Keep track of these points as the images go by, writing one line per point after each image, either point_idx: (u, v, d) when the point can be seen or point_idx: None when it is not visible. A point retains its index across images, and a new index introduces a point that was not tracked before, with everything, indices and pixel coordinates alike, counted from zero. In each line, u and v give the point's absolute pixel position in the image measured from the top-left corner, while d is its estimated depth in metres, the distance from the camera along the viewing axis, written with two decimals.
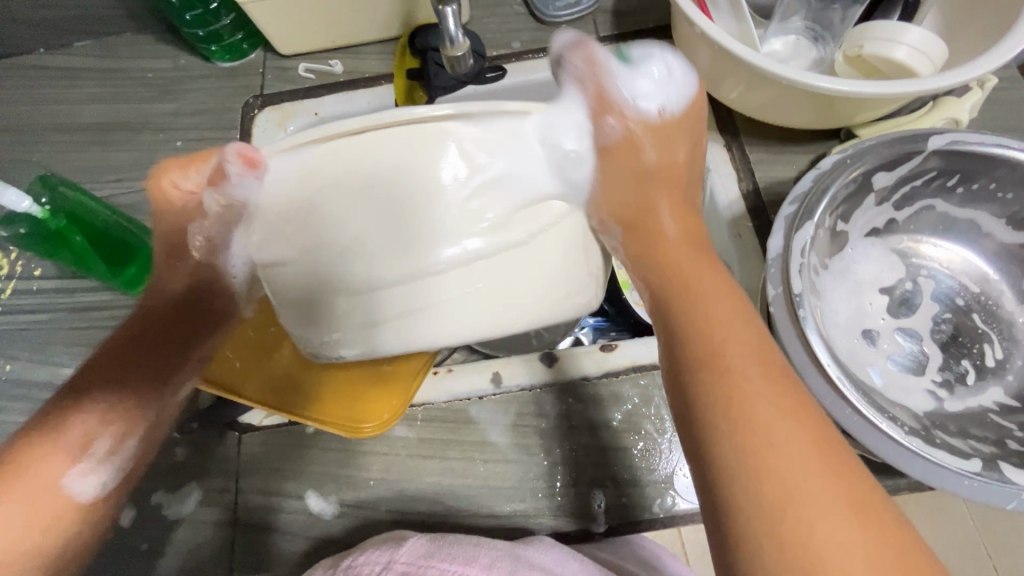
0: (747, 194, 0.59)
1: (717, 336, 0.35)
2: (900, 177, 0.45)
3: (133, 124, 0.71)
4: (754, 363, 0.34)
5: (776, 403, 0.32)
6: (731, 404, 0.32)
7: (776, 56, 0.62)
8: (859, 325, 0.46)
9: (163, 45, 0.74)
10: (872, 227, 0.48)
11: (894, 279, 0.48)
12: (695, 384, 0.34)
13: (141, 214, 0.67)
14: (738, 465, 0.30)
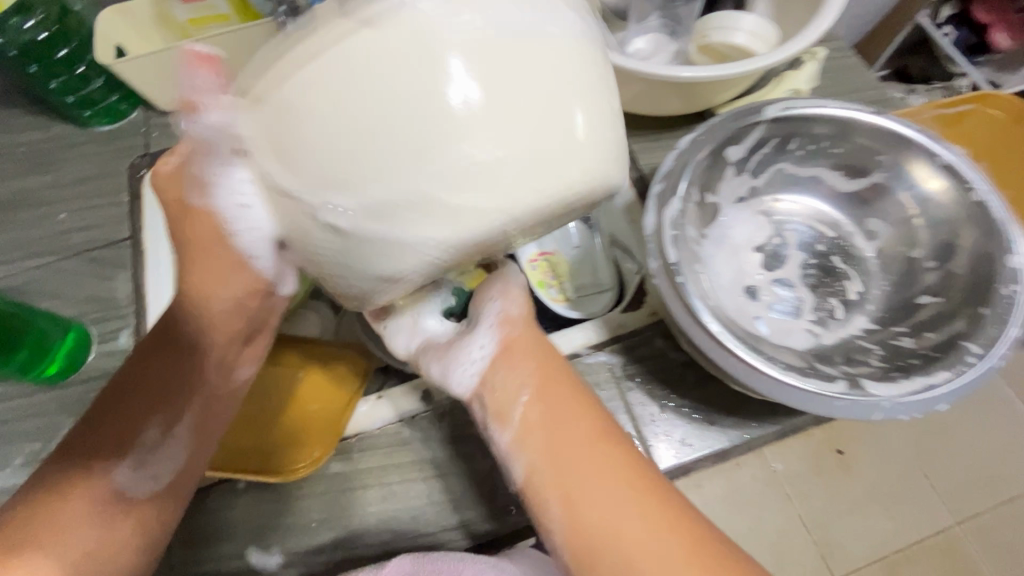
0: (634, 181, 0.63)
1: (575, 502, 0.39)
2: (748, 147, 0.50)
3: (10, 202, 0.67)
4: (616, 484, 0.39)
5: (620, 496, 0.38)
6: (591, 515, 0.38)
7: (638, 54, 0.67)
8: (740, 283, 0.50)
9: (32, 117, 0.71)
10: (737, 195, 0.53)
11: (763, 237, 0.53)
12: (569, 509, 0.39)
13: (29, 294, 0.63)
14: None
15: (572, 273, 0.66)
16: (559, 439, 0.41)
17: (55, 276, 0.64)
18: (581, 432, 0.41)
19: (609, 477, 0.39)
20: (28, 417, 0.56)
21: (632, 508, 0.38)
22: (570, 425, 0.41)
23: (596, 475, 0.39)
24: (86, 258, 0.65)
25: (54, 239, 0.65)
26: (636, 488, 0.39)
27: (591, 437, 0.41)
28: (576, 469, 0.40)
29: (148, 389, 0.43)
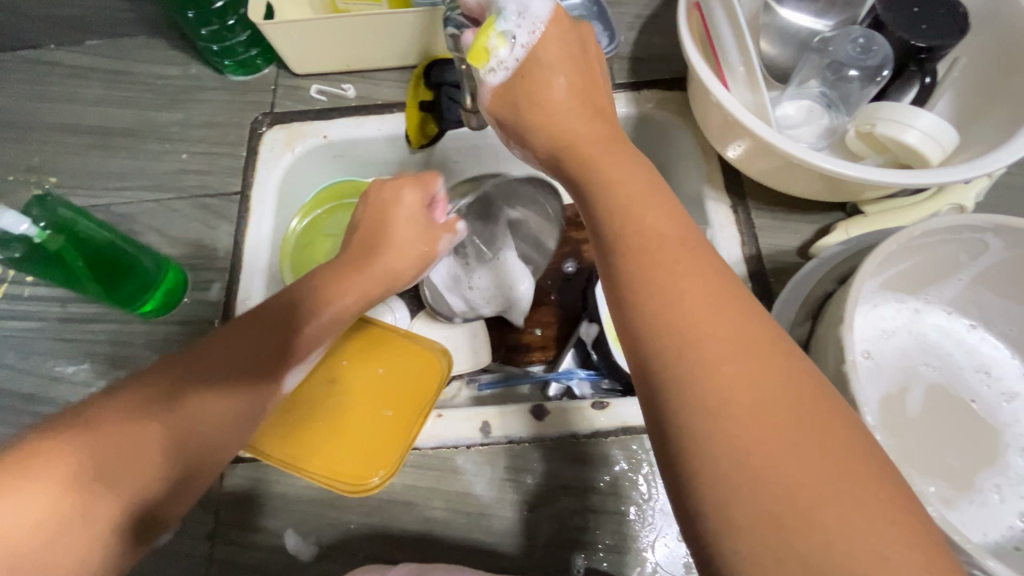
0: (749, 258, 0.59)
1: (667, 293, 0.31)
2: (888, 298, 0.44)
3: (143, 130, 0.71)
4: (730, 329, 0.29)
5: (704, 334, 0.29)
6: (669, 346, 0.29)
7: (785, 121, 0.62)
8: (894, 411, 0.42)
9: (178, 52, 0.75)
10: (888, 324, 0.44)
11: (922, 366, 0.43)
12: (659, 342, 0.30)
13: (141, 226, 0.66)
14: (740, 437, 0.26)
15: None
16: (734, 328, 0.29)
17: (165, 213, 0.66)
18: (678, 258, 0.32)
19: (699, 288, 0.31)
20: (119, 343, 0.59)
21: (786, 397, 0.27)
22: (698, 282, 0.31)
23: (715, 313, 0.30)
24: (197, 203, 0.67)
25: (172, 177, 0.68)
26: (752, 359, 0.28)
27: (710, 297, 0.30)
28: (681, 301, 0.30)
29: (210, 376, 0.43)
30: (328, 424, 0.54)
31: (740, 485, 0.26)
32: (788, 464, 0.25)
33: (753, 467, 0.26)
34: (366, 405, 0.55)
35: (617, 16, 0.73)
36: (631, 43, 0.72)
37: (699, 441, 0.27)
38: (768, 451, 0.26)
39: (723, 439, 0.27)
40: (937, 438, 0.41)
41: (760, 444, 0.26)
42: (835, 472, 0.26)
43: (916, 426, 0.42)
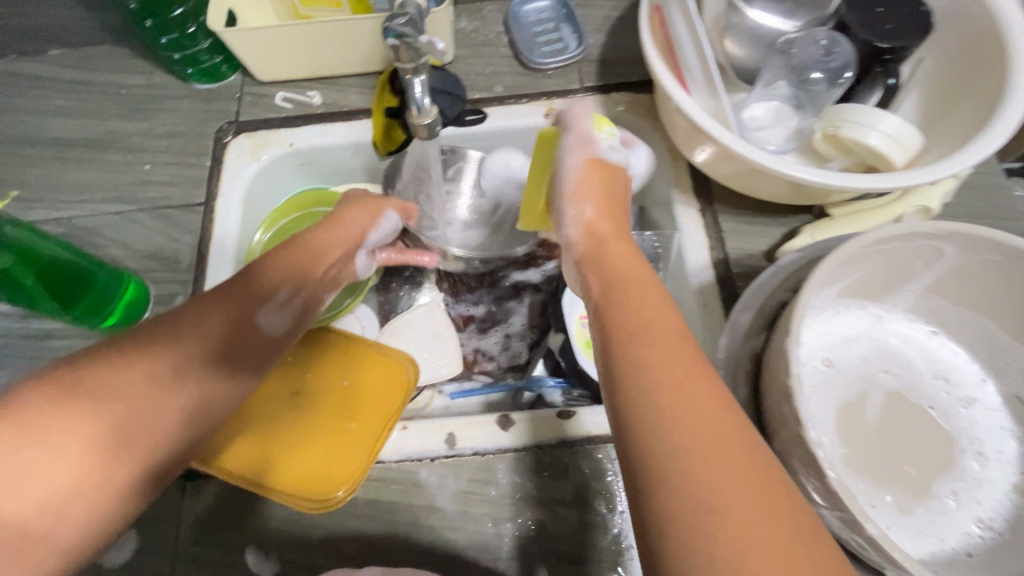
0: (716, 263, 0.59)
1: (632, 325, 0.33)
2: (848, 304, 0.44)
3: (106, 141, 0.70)
4: (677, 357, 0.31)
5: (673, 380, 0.30)
6: (637, 387, 0.30)
7: (753, 123, 0.62)
8: (850, 419, 0.41)
9: (142, 61, 0.74)
10: (846, 329, 0.44)
11: (879, 372, 0.43)
12: (631, 383, 0.30)
13: (103, 239, 0.65)
14: (696, 474, 0.26)
15: None
16: (680, 356, 0.31)
17: (128, 225, 0.65)
18: (662, 314, 0.34)
19: (674, 340, 0.32)
20: None
21: (723, 424, 0.28)
22: (651, 318, 0.34)
23: (663, 336, 0.32)
24: (160, 214, 0.66)
25: (135, 188, 0.67)
26: (697, 384, 0.30)
27: (670, 332, 0.32)
28: (642, 332, 0.33)
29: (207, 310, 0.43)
30: (288, 441, 0.52)
31: (682, 495, 0.26)
32: (717, 486, 0.26)
33: (688, 473, 0.26)
34: (328, 420, 0.54)
35: (586, 19, 0.72)
36: (599, 46, 0.71)
37: (642, 457, 0.28)
38: (707, 469, 0.26)
39: (682, 478, 0.26)
40: (893, 445, 0.41)
41: (703, 464, 0.26)
42: (782, 525, 0.25)
43: (871, 434, 0.41)
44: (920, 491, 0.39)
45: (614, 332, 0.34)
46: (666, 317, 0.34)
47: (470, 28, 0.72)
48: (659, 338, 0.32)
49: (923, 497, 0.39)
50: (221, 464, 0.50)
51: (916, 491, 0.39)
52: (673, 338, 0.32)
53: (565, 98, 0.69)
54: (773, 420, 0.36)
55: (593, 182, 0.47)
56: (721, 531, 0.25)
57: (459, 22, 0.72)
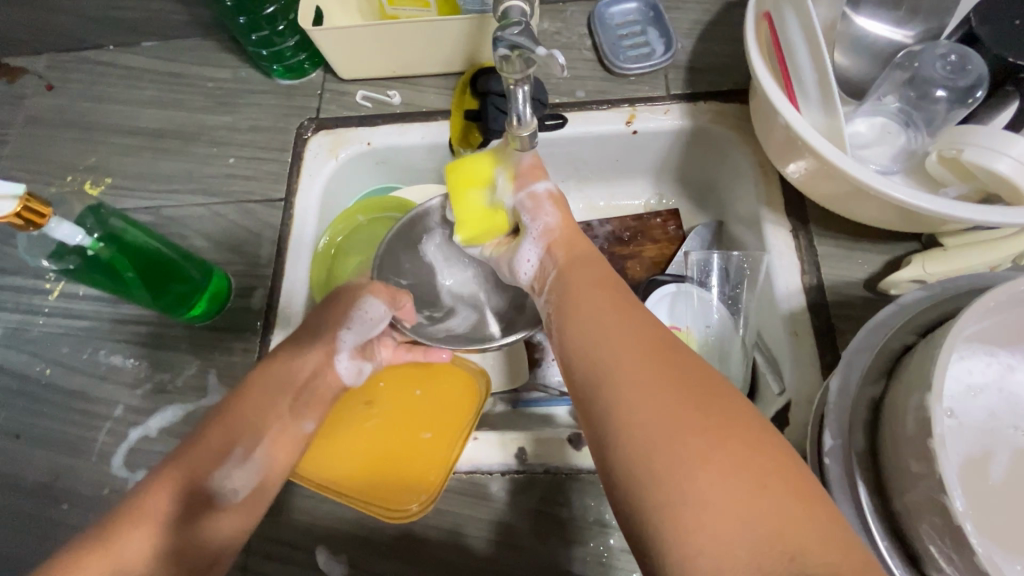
0: (809, 288, 0.56)
1: (589, 340, 0.38)
2: (976, 349, 0.40)
3: (193, 134, 0.72)
4: (630, 363, 0.35)
5: (619, 363, 0.36)
6: (606, 408, 0.35)
7: (857, 140, 0.58)
8: (973, 473, 0.38)
9: (229, 56, 0.75)
10: (974, 376, 0.41)
11: (1009, 426, 0.40)
12: (585, 374, 0.37)
13: (188, 230, 0.67)
14: (647, 438, 0.32)
15: None
16: (637, 360, 0.35)
17: (211, 217, 0.67)
18: (602, 301, 0.40)
19: (618, 323, 0.38)
20: (165, 346, 0.60)
21: (681, 415, 0.32)
22: (608, 329, 0.38)
23: (617, 343, 0.37)
24: (242, 208, 0.67)
25: (219, 181, 0.69)
26: (649, 381, 0.34)
27: (623, 335, 0.37)
28: (598, 342, 0.38)
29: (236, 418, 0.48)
30: (364, 452, 0.53)
31: (651, 486, 0.31)
32: (684, 474, 0.31)
33: (655, 468, 0.31)
34: (400, 433, 0.54)
35: (675, 22, 0.69)
36: (688, 51, 0.68)
37: (616, 458, 0.33)
38: (674, 460, 0.31)
39: (636, 447, 0.32)
40: (1022, 506, 0.37)
41: (668, 457, 0.31)
42: (740, 464, 0.31)
43: (997, 492, 0.38)
44: None
45: (575, 348, 0.39)
46: (624, 321, 0.38)
47: (553, 29, 0.70)
48: (616, 343, 0.37)
49: None
50: (301, 471, 0.51)
51: None
52: (630, 343, 0.36)
53: (649, 106, 0.66)
54: (896, 476, 0.33)
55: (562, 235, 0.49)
56: (692, 510, 0.30)
57: (542, 23, 0.71)
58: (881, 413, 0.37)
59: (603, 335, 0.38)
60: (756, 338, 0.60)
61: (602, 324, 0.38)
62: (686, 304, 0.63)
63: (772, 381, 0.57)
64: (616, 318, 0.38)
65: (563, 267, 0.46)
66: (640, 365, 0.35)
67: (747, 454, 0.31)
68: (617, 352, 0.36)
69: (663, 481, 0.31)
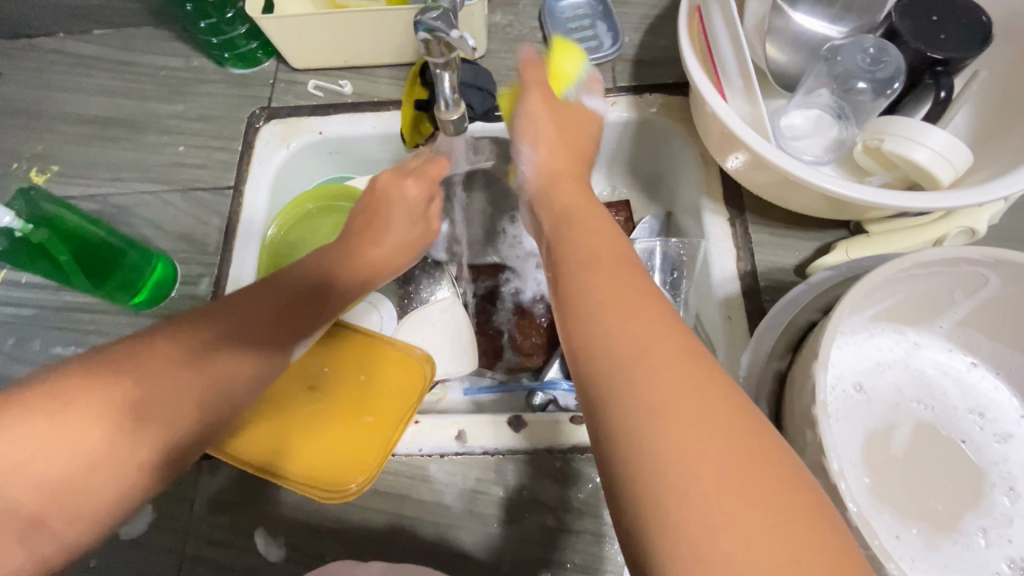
0: (743, 274, 0.57)
1: (605, 320, 0.32)
2: (881, 327, 0.42)
3: (142, 122, 0.71)
4: (661, 356, 0.30)
5: (641, 356, 0.30)
6: (621, 408, 0.29)
7: (791, 131, 0.59)
8: (877, 448, 0.40)
9: (181, 45, 0.75)
10: (881, 354, 0.42)
11: (913, 402, 0.41)
12: (601, 379, 0.30)
13: (135, 218, 0.66)
14: (680, 468, 0.26)
15: None
16: (664, 355, 0.30)
17: (159, 205, 0.67)
18: (624, 293, 0.33)
19: (647, 321, 0.31)
20: (108, 333, 0.60)
21: (716, 428, 0.27)
22: (626, 309, 0.32)
23: (647, 330, 0.31)
24: (191, 196, 0.67)
25: (168, 169, 0.68)
26: (680, 383, 0.29)
27: (651, 326, 0.31)
28: (619, 328, 0.31)
29: (242, 304, 0.46)
30: (307, 434, 0.54)
31: (668, 515, 0.26)
32: (712, 506, 0.25)
33: (675, 490, 0.26)
34: (343, 416, 0.55)
35: (623, 16, 0.71)
36: (635, 45, 0.69)
37: (627, 474, 0.27)
38: (703, 485, 0.26)
39: (669, 476, 0.26)
40: (921, 477, 0.39)
41: (689, 480, 0.26)
42: (763, 489, 0.26)
43: (899, 466, 0.39)
44: (948, 529, 0.37)
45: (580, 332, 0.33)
46: (648, 308, 0.32)
47: (505, 22, 0.71)
48: (637, 333, 0.31)
49: (952, 536, 0.37)
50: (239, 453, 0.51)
51: (944, 529, 0.37)
52: (659, 336, 0.30)
53: None
54: (794, 445, 0.35)
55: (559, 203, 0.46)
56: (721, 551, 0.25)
57: (494, 16, 0.72)
58: (784, 387, 0.38)
59: (621, 318, 0.32)
60: (696, 323, 0.62)
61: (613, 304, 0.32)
62: None
63: None
64: (637, 302, 0.32)
65: (562, 236, 0.40)
66: (665, 360, 0.29)
67: (783, 486, 0.26)
68: (641, 344, 0.30)
69: (683, 509, 0.26)
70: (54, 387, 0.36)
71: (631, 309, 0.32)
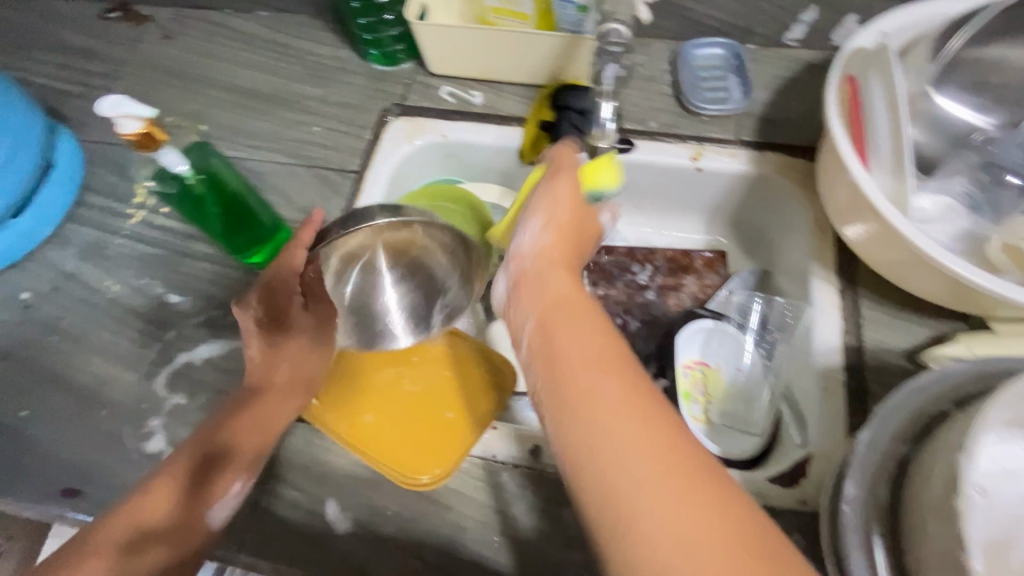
0: (847, 348, 0.56)
1: (571, 394, 0.35)
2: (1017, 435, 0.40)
3: (284, 99, 0.77)
4: (623, 427, 0.32)
5: (604, 424, 0.33)
6: (594, 486, 0.32)
7: (920, 213, 0.57)
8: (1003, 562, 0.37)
9: (331, 36, 0.81)
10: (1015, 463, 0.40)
11: None
12: (573, 458, 0.33)
13: (264, 184, 0.72)
14: (649, 514, 0.29)
15: (723, 397, 0.63)
16: (626, 424, 0.32)
17: (286, 177, 0.72)
18: (587, 354, 0.36)
19: (595, 372, 0.35)
20: (222, 285, 0.65)
21: (686, 488, 0.30)
22: (588, 380, 0.35)
23: (606, 402, 0.34)
24: (316, 173, 0.72)
25: (300, 146, 0.73)
26: (644, 450, 0.31)
27: (613, 392, 0.34)
28: (584, 403, 0.34)
29: (235, 418, 0.50)
30: (391, 419, 0.56)
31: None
32: (688, 564, 0.27)
33: (656, 557, 0.28)
34: (424, 410, 0.56)
35: (755, 73, 0.72)
36: (763, 103, 0.70)
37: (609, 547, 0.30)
38: (676, 550, 0.28)
39: (649, 549, 0.29)
40: None
41: (665, 544, 0.28)
42: (733, 542, 0.28)
43: None
44: None
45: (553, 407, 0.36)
46: (606, 370, 0.35)
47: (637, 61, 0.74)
48: (595, 400, 0.34)
49: None
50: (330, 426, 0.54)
51: None
52: (617, 401, 0.33)
53: (717, 147, 0.68)
54: (914, 534, 0.34)
55: (539, 265, 0.45)
56: None
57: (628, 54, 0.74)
58: (908, 473, 0.37)
59: (576, 389, 0.35)
60: (784, 388, 0.61)
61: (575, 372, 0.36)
62: (719, 342, 0.64)
63: (794, 433, 0.57)
64: (590, 367, 0.35)
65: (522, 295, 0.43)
66: (626, 428, 0.32)
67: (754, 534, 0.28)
68: (603, 412, 0.33)
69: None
70: (98, 528, 0.44)
71: (589, 374, 0.35)
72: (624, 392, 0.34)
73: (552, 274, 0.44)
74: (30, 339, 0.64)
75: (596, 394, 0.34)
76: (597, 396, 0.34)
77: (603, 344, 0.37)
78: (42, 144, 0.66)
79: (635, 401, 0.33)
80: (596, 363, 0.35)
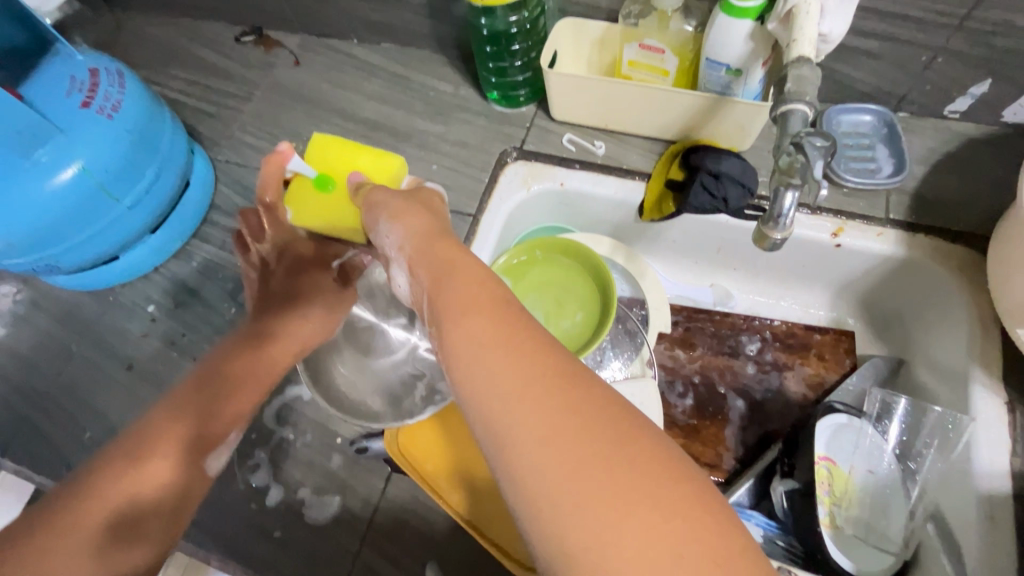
0: (1018, 476, 0.49)
1: (488, 389, 0.29)
2: None
3: (404, 134, 0.78)
4: (544, 416, 0.28)
5: (524, 416, 0.28)
6: (520, 488, 0.27)
7: None
8: None
9: (454, 73, 0.81)
10: None
11: None
12: (497, 457, 0.28)
13: None
14: (562, 503, 0.26)
15: (852, 502, 0.58)
16: (547, 411, 0.28)
17: None
18: (486, 327, 0.31)
19: (510, 355, 0.30)
20: None
21: (616, 471, 0.26)
22: (502, 366, 0.29)
23: (525, 392, 0.28)
24: None
25: None
26: (569, 437, 0.27)
27: (526, 376, 0.29)
28: (504, 396, 0.29)
29: (229, 365, 0.49)
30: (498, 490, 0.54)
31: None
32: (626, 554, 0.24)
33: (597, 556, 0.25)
34: None
35: (908, 144, 0.66)
36: (916, 179, 0.64)
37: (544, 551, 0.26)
38: (612, 543, 0.25)
39: (586, 550, 0.25)
40: None
41: (600, 537, 0.25)
42: (668, 521, 0.25)
43: None
44: None
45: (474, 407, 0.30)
46: (518, 348, 0.30)
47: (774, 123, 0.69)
48: (516, 389, 0.29)
49: None
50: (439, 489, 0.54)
51: None
52: (532, 386, 0.29)
53: (862, 223, 0.63)
54: None
55: (421, 245, 0.39)
56: None
57: None
58: None
59: (496, 377, 0.29)
60: (930, 505, 0.54)
61: (491, 358, 0.30)
62: (851, 441, 0.58)
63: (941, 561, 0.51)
64: (498, 345, 0.30)
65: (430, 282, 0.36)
66: (544, 418, 0.28)
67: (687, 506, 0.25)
68: (525, 403, 0.28)
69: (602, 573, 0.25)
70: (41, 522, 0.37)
71: (503, 357, 0.30)
72: (539, 372, 0.29)
73: (443, 245, 0.38)
74: (156, 352, 0.68)
75: (516, 377, 0.29)
76: (517, 382, 0.29)
77: (502, 314, 0.32)
78: (184, 164, 0.69)
79: (547, 379, 0.29)
80: (501, 343, 0.30)
